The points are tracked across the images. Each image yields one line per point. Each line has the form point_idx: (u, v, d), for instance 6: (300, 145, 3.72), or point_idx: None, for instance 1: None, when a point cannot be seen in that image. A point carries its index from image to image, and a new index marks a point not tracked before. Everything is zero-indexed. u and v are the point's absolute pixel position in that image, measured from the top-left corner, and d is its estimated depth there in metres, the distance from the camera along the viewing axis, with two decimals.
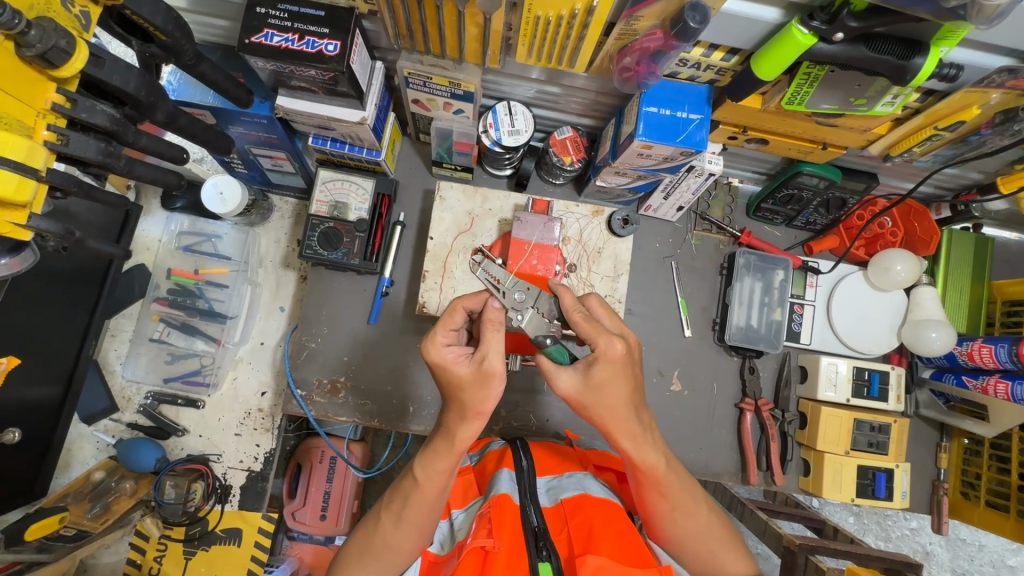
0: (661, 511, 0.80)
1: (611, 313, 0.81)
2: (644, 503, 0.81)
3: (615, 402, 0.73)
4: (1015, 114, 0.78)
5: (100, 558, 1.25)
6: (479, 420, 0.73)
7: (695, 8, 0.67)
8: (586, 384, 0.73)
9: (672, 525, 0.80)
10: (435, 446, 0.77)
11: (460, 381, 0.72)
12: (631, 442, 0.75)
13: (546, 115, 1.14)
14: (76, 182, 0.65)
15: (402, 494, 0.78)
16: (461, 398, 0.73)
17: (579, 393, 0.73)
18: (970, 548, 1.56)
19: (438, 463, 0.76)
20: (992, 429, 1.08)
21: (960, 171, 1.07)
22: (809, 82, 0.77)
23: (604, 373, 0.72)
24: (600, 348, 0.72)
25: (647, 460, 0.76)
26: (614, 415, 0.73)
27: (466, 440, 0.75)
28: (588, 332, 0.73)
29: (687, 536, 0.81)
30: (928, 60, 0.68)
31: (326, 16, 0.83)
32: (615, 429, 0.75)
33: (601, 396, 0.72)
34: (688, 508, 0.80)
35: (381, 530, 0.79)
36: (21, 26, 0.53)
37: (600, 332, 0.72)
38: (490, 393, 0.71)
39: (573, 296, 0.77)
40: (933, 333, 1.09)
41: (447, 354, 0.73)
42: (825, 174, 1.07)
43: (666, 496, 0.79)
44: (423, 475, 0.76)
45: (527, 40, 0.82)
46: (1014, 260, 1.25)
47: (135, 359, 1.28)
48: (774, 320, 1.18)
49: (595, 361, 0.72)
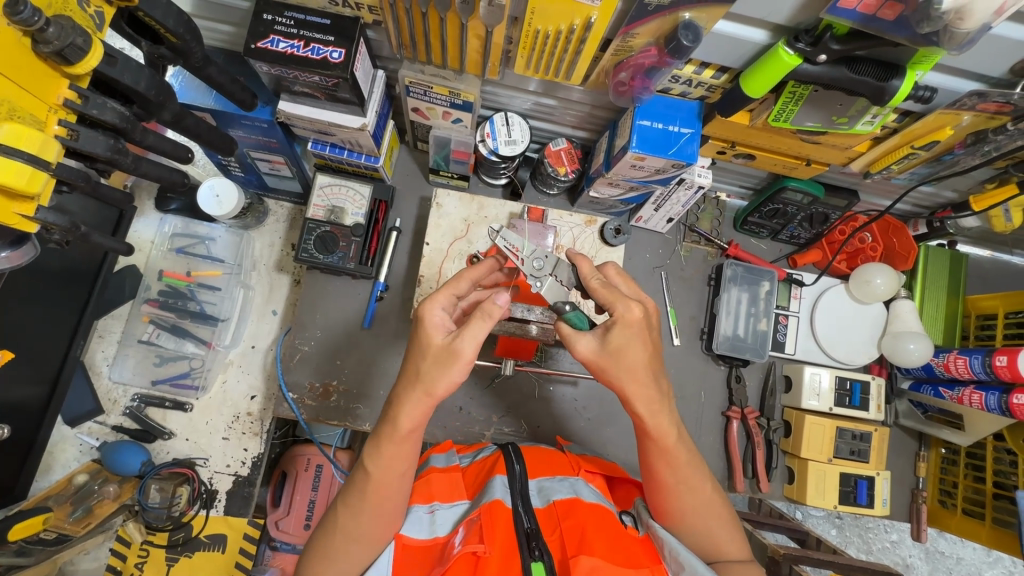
0: (667, 481, 0.82)
1: (627, 279, 0.87)
2: (651, 474, 0.83)
3: (635, 364, 0.76)
4: (984, 136, 0.83)
5: (77, 565, 1.21)
6: (425, 402, 0.74)
7: (688, 26, 0.71)
8: (604, 347, 0.76)
9: (675, 499, 0.82)
10: (381, 434, 0.77)
11: (428, 347, 0.75)
12: (648, 408, 0.78)
13: (543, 127, 1.17)
14: (83, 176, 0.66)
15: (358, 488, 0.78)
16: (420, 367, 0.75)
17: (597, 356, 0.77)
18: (948, 561, 1.59)
19: (383, 453, 0.76)
20: (968, 437, 1.13)
21: (935, 190, 1.13)
22: (794, 101, 0.81)
23: (621, 337, 0.75)
24: (617, 312, 0.76)
25: (660, 425, 0.79)
26: (629, 379, 0.76)
27: (409, 424, 0.75)
28: (606, 297, 0.78)
29: (688, 511, 0.82)
30: (905, 81, 0.72)
31: (331, 24, 0.85)
32: (633, 396, 0.77)
33: (619, 359, 0.76)
34: (694, 481, 0.82)
35: (341, 526, 0.78)
36: (41, 23, 0.55)
37: (618, 298, 0.77)
38: (446, 375, 0.73)
39: (590, 264, 0.82)
40: (911, 344, 1.13)
41: (435, 317, 0.76)
42: (809, 190, 1.12)
43: (674, 466, 0.81)
44: (375, 467, 0.76)
45: (527, 53, 0.85)
46: (987, 277, 1.30)
47: (122, 361, 1.27)
48: (759, 329, 1.22)
49: (613, 325, 0.76)
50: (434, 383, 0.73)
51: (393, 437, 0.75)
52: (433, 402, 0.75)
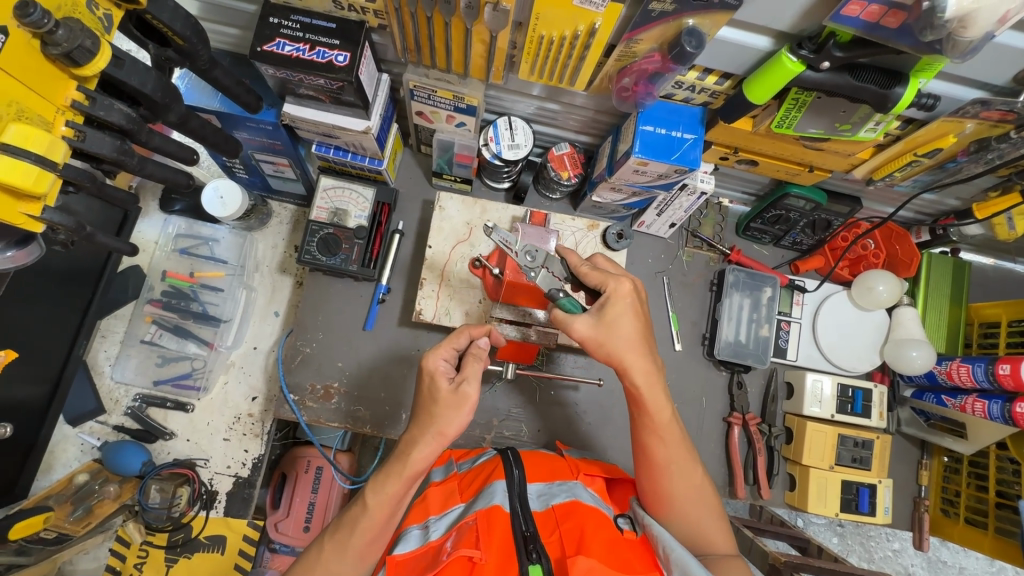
0: (659, 458, 0.82)
1: (615, 265, 0.90)
2: (644, 452, 0.83)
3: (628, 335, 0.80)
4: (987, 144, 0.83)
5: (77, 565, 1.22)
6: (439, 443, 0.77)
7: (692, 33, 0.71)
8: (599, 322, 0.80)
9: (665, 479, 0.82)
10: (387, 469, 0.79)
11: (438, 395, 0.78)
12: (643, 379, 0.80)
13: (546, 131, 1.18)
14: (89, 176, 0.66)
15: (351, 521, 0.79)
16: (431, 412, 0.77)
17: (593, 331, 0.80)
18: (951, 571, 1.58)
19: (387, 488, 0.78)
20: (971, 446, 1.12)
21: (938, 197, 1.12)
22: (797, 107, 0.81)
23: (615, 311, 0.80)
24: (610, 289, 0.81)
25: (654, 398, 0.81)
26: (627, 350, 0.80)
27: (418, 463, 0.77)
28: (598, 279, 0.83)
29: (677, 493, 0.82)
30: (908, 89, 0.72)
31: (337, 28, 0.86)
32: (628, 366, 0.80)
33: (613, 331, 0.79)
34: (685, 462, 0.83)
35: (324, 560, 0.79)
36: (50, 25, 0.55)
37: (609, 276, 0.82)
38: (457, 418, 0.76)
39: (579, 256, 0.86)
40: (914, 351, 1.13)
41: (439, 365, 0.80)
42: (812, 196, 1.11)
43: (666, 442, 0.82)
44: (374, 500, 0.78)
45: (530, 58, 0.86)
46: (990, 285, 1.30)
47: (124, 361, 1.27)
48: (761, 335, 1.22)
49: (608, 300, 0.80)
50: (445, 426, 0.76)
51: (400, 475, 0.77)
52: (445, 443, 0.77)
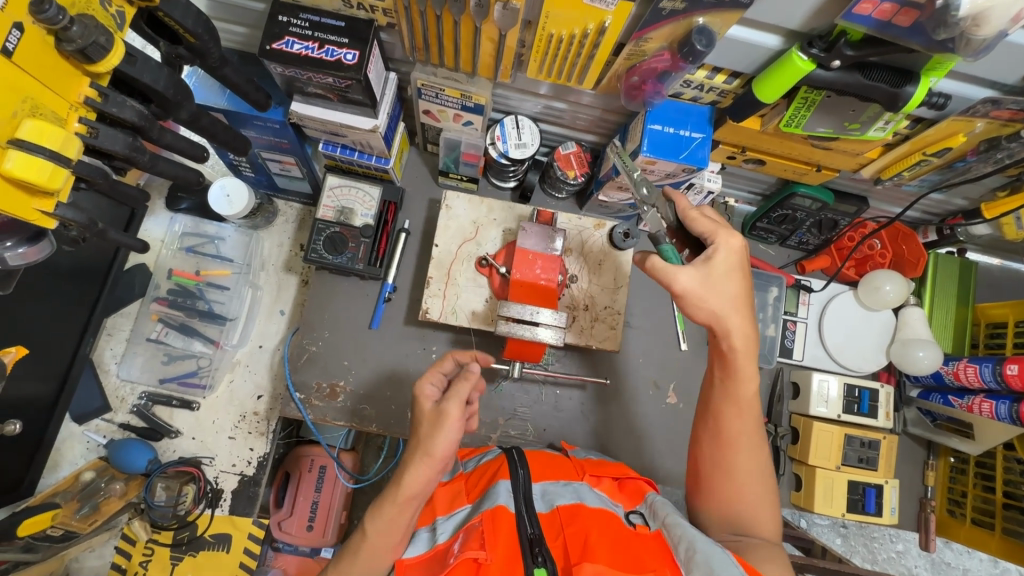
0: (731, 431, 0.81)
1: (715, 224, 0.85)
2: (716, 420, 0.83)
3: (728, 297, 0.77)
4: (997, 143, 0.83)
5: (83, 562, 1.20)
6: (427, 465, 0.73)
7: (702, 31, 0.71)
8: (705, 276, 0.77)
9: (734, 452, 0.81)
10: (384, 495, 0.77)
11: (423, 416, 0.77)
12: (744, 344, 0.79)
13: (552, 130, 1.18)
14: (101, 174, 0.66)
15: (353, 548, 0.77)
16: (419, 435, 0.76)
17: (695, 284, 0.77)
18: (955, 572, 1.58)
19: (383, 515, 0.75)
20: (978, 446, 1.12)
21: (946, 197, 1.12)
22: (806, 106, 0.81)
23: (722, 266, 0.77)
24: (719, 240, 0.78)
25: (743, 367, 0.80)
26: (729, 311, 0.78)
27: (411, 486, 0.74)
28: (707, 228, 0.79)
29: (743, 469, 0.81)
30: (918, 88, 0.72)
31: (345, 27, 0.86)
32: (730, 328, 0.78)
33: (716, 288, 0.77)
34: (757, 442, 0.82)
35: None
36: (65, 21, 0.56)
37: (721, 229, 0.78)
38: (441, 436, 0.73)
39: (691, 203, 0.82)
40: (921, 352, 1.13)
41: (426, 389, 0.79)
42: (818, 196, 1.11)
43: (743, 415, 0.81)
44: (374, 528, 0.76)
45: (539, 56, 0.86)
46: (997, 286, 1.30)
47: (130, 359, 1.28)
48: (768, 335, 1.21)
49: (716, 252, 0.77)
50: (432, 445, 0.73)
51: (395, 499, 0.75)
52: (435, 464, 0.74)
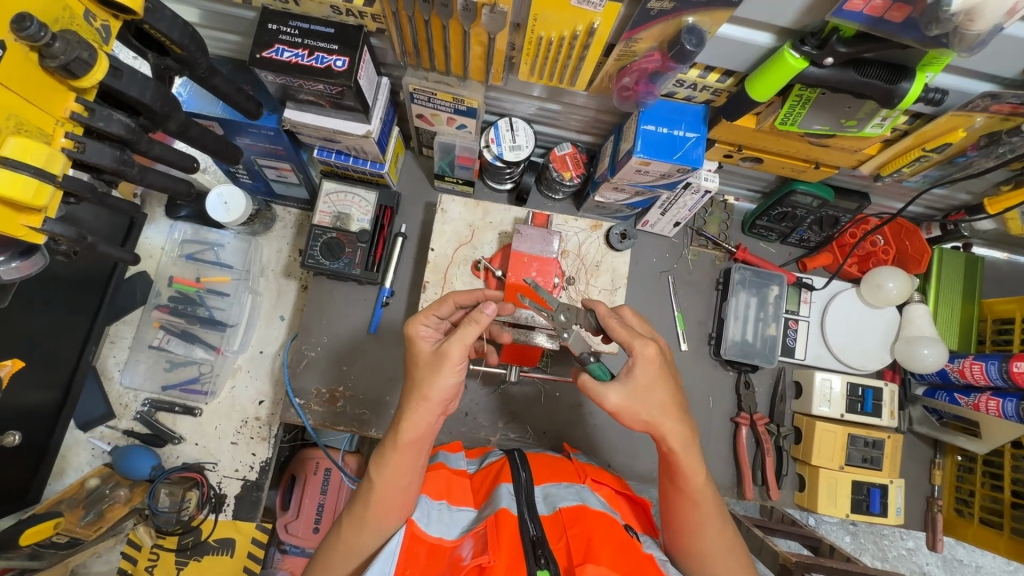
0: (689, 521, 0.80)
1: (640, 319, 0.88)
2: (675, 514, 0.81)
3: (663, 400, 0.75)
4: (998, 138, 0.81)
5: (91, 567, 1.24)
6: (421, 407, 0.76)
7: (692, 31, 0.70)
8: (633, 391, 0.75)
9: (697, 539, 0.79)
10: (383, 447, 0.78)
11: (419, 356, 0.79)
12: (680, 443, 0.77)
13: (547, 131, 1.17)
14: (89, 188, 0.67)
15: (364, 497, 0.78)
16: (414, 375, 0.78)
17: (624, 401, 0.75)
18: (968, 569, 1.56)
19: (387, 463, 0.77)
20: (985, 445, 1.10)
21: (948, 192, 1.10)
22: (801, 104, 0.79)
23: (645, 376, 0.75)
24: (636, 350, 0.75)
25: (688, 466, 0.77)
26: (662, 416, 0.76)
27: (408, 433, 0.76)
28: (624, 337, 0.78)
29: (707, 555, 0.79)
30: (914, 84, 0.70)
31: (335, 33, 0.86)
32: (666, 432, 0.76)
33: (646, 399, 0.75)
34: (718, 524, 0.79)
35: (345, 537, 0.79)
36: (47, 38, 0.56)
37: (635, 336, 0.77)
38: (437, 379, 0.75)
39: (607, 308, 0.84)
40: (926, 349, 1.11)
41: (421, 331, 0.81)
42: (818, 193, 1.10)
43: (698, 508, 0.79)
44: (379, 478, 0.77)
45: (530, 59, 0.84)
46: (1004, 280, 1.27)
47: (133, 365, 1.29)
48: (769, 335, 1.20)
49: (635, 364, 0.75)
50: (427, 388, 0.75)
51: (397, 445, 0.76)
52: (428, 407, 0.76)
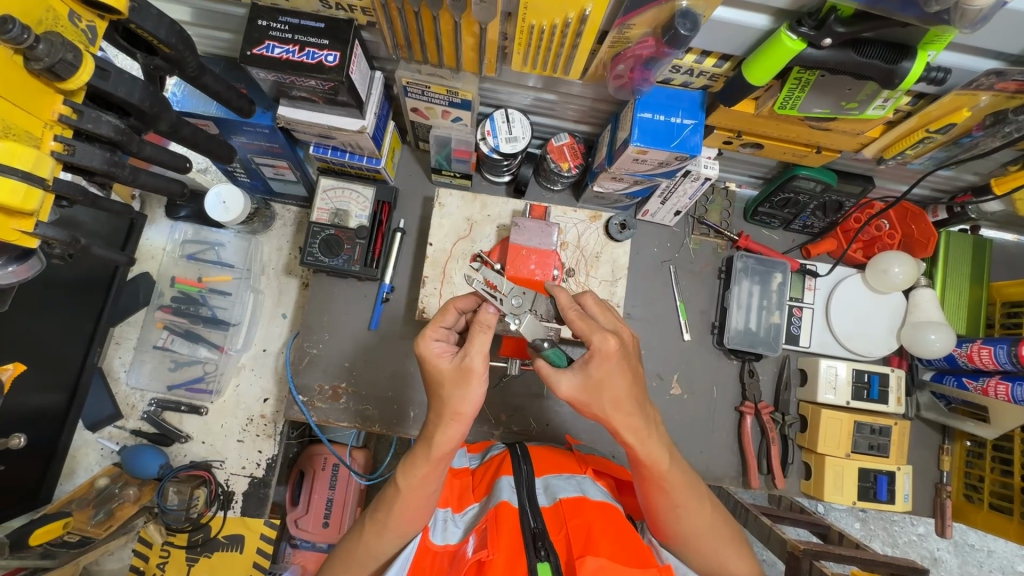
0: (661, 507, 0.79)
1: (604, 308, 0.81)
2: (647, 500, 0.80)
3: (617, 395, 0.72)
4: (1004, 116, 0.79)
5: (103, 565, 1.27)
6: (458, 424, 0.73)
7: (685, 15, 0.68)
8: (586, 383, 0.72)
9: (675, 523, 0.79)
10: (415, 454, 0.77)
11: (442, 376, 0.73)
12: (633, 436, 0.74)
13: (544, 122, 1.15)
14: (81, 190, 0.67)
15: (387, 503, 0.78)
16: (441, 395, 0.73)
17: (578, 394, 0.73)
18: (979, 555, 1.54)
19: (416, 471, 0.76)
20: (994, 431, 1.08)
21: (954, 173, 1.08)
22: (800, 87, 0.78)
23: (601, 370, 0.71)
24: (593, 344, 0.71)
25: (651, 458, 0.75)
26: (615, 411, 0.73)
27: (445, 445, 0.74)
28: (582, 329, 0.73)
29: (690, 533, 0.80)
30: (916, 63, 0.69)
31: (326, 27, 0.85)
32: (619, 426, 0.74)
33: (598, 392, 0.72)
34: (691, 505, 0.79)
35: (364, 542, 0.80)
36: (30, 41, 0.55)
37: (593, 329, 0.72)
38: (468, 394, 0.71)
39: (568, 294, 0.78)
40: (932, 335, 1.09)
41: (433, 348, 0.75)
42: (821, 177, 1.08)
43: (667, 494, 0.78)
44: (406, 483, 0.76)
45: (522, 49, 0.83)
46: (1014, 262, 1.25)
47: (138, 366, 1.30)
48: (772, 323, 1.19)
49: (591, 357, 0.72)
50: (459, 404, 0.72)
51: (429, 458, 0.75)
52: (467, 422, 0.73)
